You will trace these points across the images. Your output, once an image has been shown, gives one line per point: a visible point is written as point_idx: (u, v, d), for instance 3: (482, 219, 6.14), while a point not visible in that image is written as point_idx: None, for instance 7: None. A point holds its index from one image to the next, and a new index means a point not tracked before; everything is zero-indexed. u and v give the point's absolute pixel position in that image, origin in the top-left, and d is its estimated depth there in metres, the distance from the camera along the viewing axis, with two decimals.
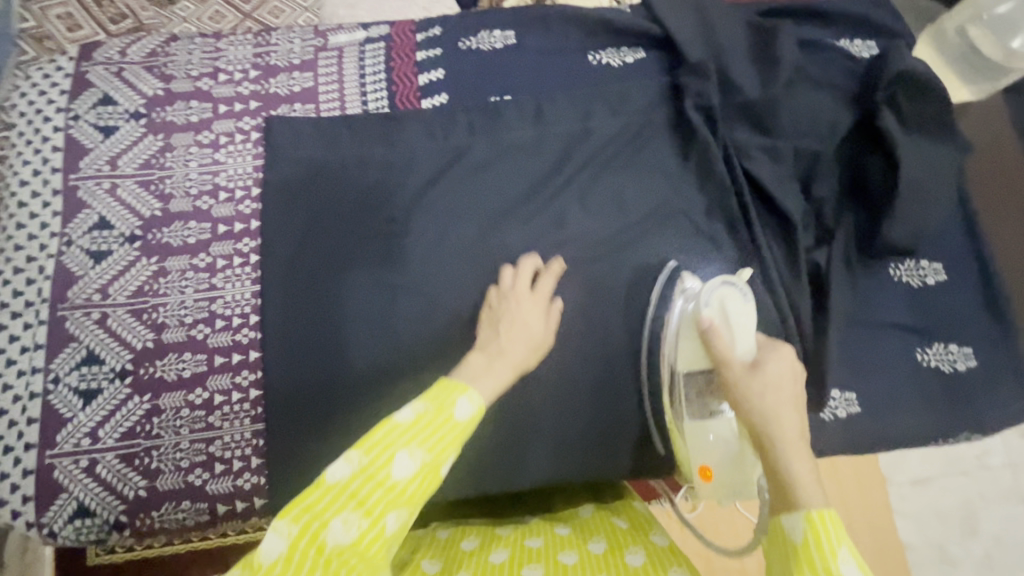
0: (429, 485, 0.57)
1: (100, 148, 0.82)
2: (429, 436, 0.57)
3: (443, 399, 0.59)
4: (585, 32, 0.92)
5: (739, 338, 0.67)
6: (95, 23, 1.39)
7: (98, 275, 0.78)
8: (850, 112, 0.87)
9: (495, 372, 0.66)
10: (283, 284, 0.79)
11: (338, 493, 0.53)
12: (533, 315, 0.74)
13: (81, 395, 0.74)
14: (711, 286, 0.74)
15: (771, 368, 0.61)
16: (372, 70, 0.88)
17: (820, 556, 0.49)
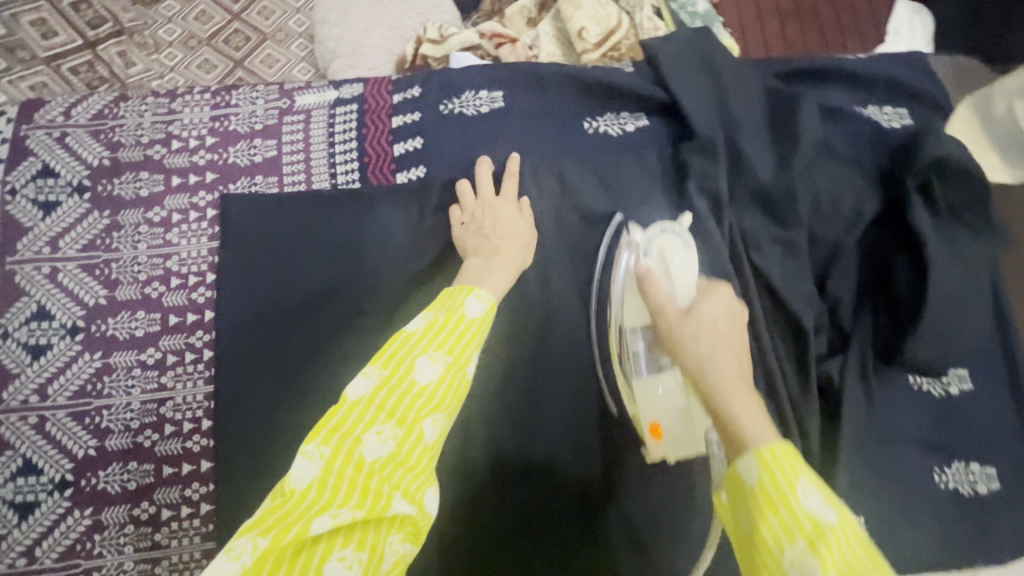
0: (461, 384, 0.54)
1: (40, 227, 0.74)
2: (445, 337, 0.55)
3: (452, 303, 0.58)
4: (582, 94, 0.83)
5: (675, 290, 0.63)
6: (71, 29, 1.29)
7: (35, 373, 0.71)
8: (874, 198, 0.77)
9: (494, 267, 0.67)
10: (237, 369, 0.73)
11: (364, 407, 0.50)
12: (510, 214, 0.74)
13: (18, 508, 0.68)
14: (649, 239, 0.69)
15: (706, 313, 0.57)
16: (342, 137, 0.79)
17: (785, 504, 0.42)
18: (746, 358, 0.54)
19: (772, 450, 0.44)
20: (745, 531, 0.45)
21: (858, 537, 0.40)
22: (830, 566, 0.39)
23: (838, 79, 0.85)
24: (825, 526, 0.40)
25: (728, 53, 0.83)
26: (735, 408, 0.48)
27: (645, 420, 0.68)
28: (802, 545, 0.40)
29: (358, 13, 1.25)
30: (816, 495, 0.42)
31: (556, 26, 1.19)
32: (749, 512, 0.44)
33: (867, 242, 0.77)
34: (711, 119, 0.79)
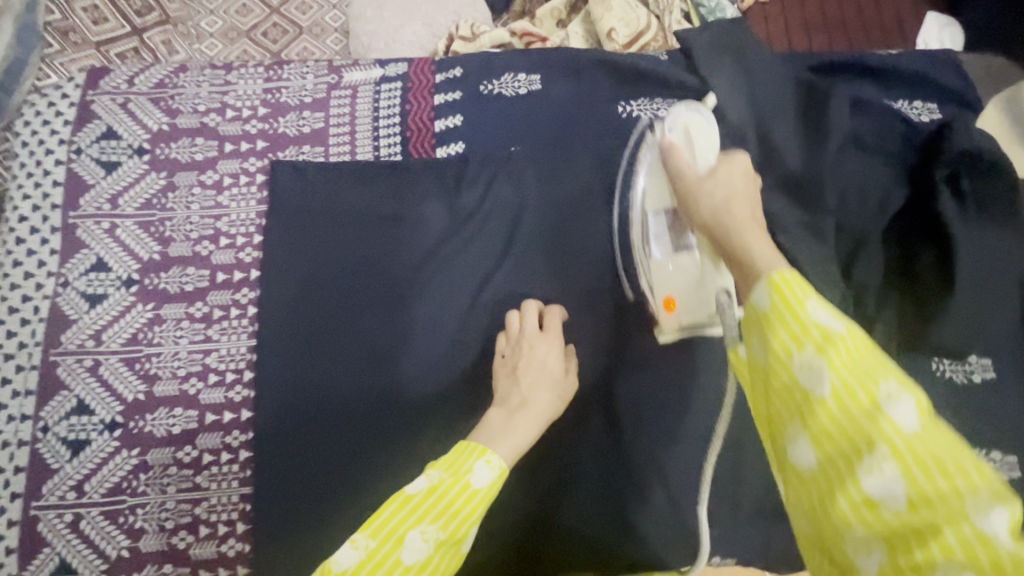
0: (445, 564, 0.55)
1: (102, 185, 0.79)
2: (442, 511, 0.55)
3: (458, 468, 0.58)
4: (617, 79, 0.86)
5: (698, 156, 0.64)
6: (121, 16, 1.36)
7: (92, 320, 0.75)
8: (901, 188, 0.79)
9: (514, 424, 0.66)
10: (281, 330, 0.77)
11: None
12: (549, 359, 0.73)
13: (70, 446, 0.72)
14: (679, 112, 0.69)
15: (726, 126, 0.64)
16: (386, 113, 0.83)
17: (793, 316, 0.41)
18: (758, 208, 0.57)
19: (783, 276, 0.43)
20: (757, 357, 0.45)
21: (862, 342, 0.41)
22: (838, 364, 0.39)
23: (868, 73, 0.86)
24: (834, 334, 0.40)
25: (760, 45, 0.85)
26: (758, 243, 0.50)
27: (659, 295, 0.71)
28: (811, 351, 0.41)
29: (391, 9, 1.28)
30: (824, 309, 0.41)
31: (586, 27, 1.22)
32: (759, 337, 0.44)
33: (896, 228, 0.78)
34: (742, 106, 0.81)
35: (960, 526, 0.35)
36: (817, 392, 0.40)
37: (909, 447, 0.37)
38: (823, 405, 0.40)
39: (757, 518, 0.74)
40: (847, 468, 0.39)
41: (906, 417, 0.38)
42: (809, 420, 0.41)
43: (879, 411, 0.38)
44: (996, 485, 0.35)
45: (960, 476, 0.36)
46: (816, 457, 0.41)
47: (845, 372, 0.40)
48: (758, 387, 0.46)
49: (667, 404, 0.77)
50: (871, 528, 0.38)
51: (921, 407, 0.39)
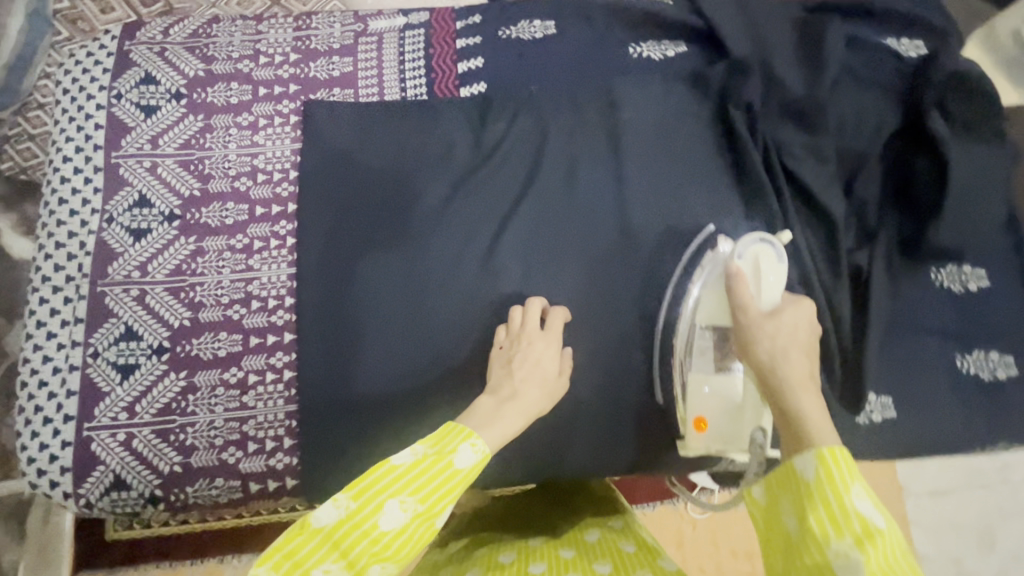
0: (420, 537, 0.56)
1: (142, 127, 0.83)
2: (423, 484, 0.56)
3: (444, 446, 0.59)
4: (626, 24, 0.92)
5: (762, 298, 0.69)
6: (127, 6, 1.39)
7: (137, 252, 0.78)
8: (895, 112, 0.85)
9: (502, 412, 0.66)
10: (317, 259, 0.80)
11: (324, 539, 0.52)
12: (546, 355, 0.74)
13: (120, 370, 0.75)
14: (748, 241, 0.73)
15: (785, 319, 0.65)
16: (412, 57, 0.88)
17: (835, 494, 0.50)
18: (814, 361, 0.64)
19: (833, 453, 0.52)
20: (789, 523, 0.53)
21: (899, 550, 0.48)
22: (873, 567, 0.46)
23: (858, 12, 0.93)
24: (874, 528, 0.48)
25: None
26: (810, 408, 0.58)
27: (690, 416, 0.77)
28: (849, 541, 0.48)
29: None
30: (865, 497, 0.50)
31: None
32: (794, 501, 0.53)
33: (890, 149, 0.84)
34: (745, 42, 0.87)
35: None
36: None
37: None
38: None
39: None
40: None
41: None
42: None
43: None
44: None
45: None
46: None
47: (879, 560, 0.47)
48: (781, 544, 0.55)
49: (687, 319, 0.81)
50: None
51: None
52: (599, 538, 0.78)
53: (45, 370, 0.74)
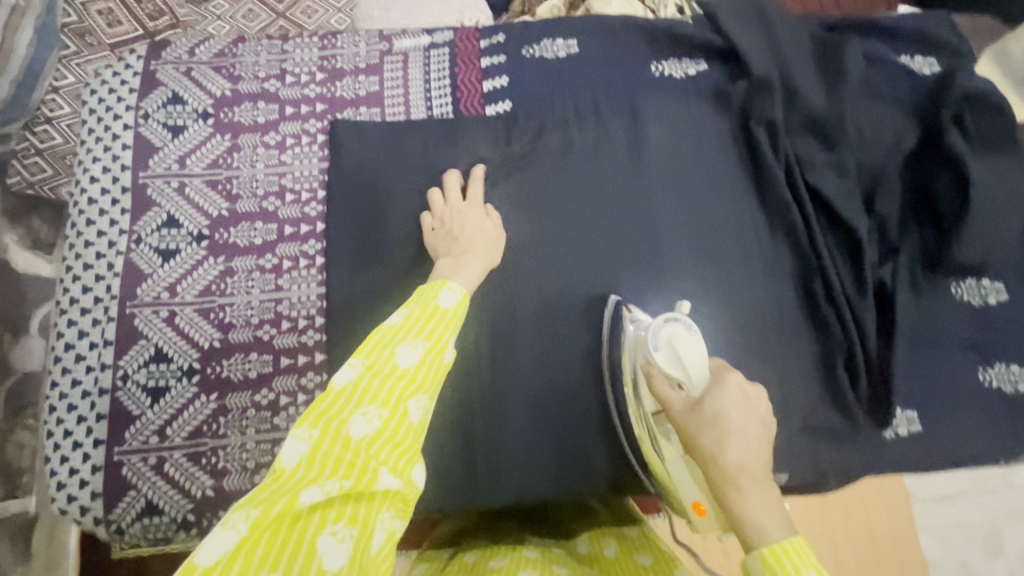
0: (437, 371, 0.59)
1: (169, 147, 0.82)
2: (422, 328, 0.60)
3: (426, 297, 0.64)
4: (647, 41, 0.93)
5: (685, 379, 0.66)
6: (134, 20, 1.46)
7: (166, 274, 0.78)
8: (913, 129, 0.86)
9: (461, 267, 0.73)
10: (345, 278, 0.80)
11: (349, 393, 0.54)
12: (483, 223, 0.79)
13: (150, 392, 0.74)
14: (656, 328, 0.71)
15: (709, 408, 0.62)
16: (437, 76, 0.88)
17: None
18: (771, 431, 0.61)
19: (775, 553, 0.51)
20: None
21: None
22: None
23: (873, 32, 0.95)
24: None
25: (778, 8, 0.93)
26: (746, 513, 0.54)
27: (687, 495, 0.68)
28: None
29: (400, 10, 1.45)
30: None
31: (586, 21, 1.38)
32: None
33: (911, 165, 0.85)
34: (767, 60, 0.88)
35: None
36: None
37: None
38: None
39: (806, 433, 0.79)
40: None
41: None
42: None
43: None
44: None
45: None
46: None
47: None
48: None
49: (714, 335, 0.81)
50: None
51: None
52: (617, 552, 0.75)
53: (74, 394, 0.74)
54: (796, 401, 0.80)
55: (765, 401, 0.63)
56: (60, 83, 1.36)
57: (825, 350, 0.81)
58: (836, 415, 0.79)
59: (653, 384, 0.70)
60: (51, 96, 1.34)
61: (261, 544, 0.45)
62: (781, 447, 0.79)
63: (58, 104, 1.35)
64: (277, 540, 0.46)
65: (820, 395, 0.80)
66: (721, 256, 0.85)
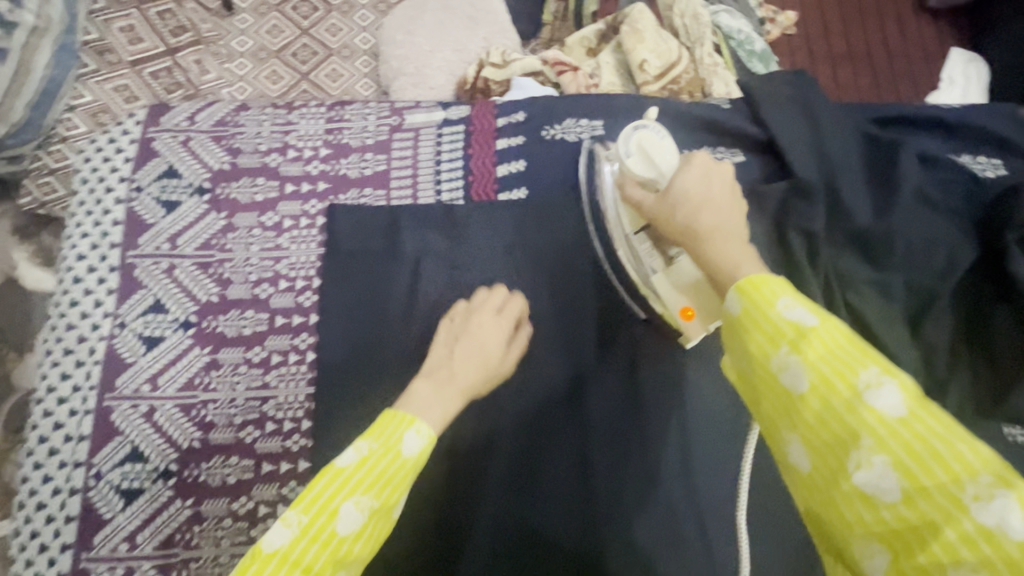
0: (378, 533, 0.52)
1: (161, 224, 0.78)
2: (374, 481, 0.51)
3: (388, 437, 0.54)
4: (679, 126, 0.85)
5: (655, 178, 0.63)
6: (156, 37, 1.46)
7: (148, 363, 0.74)
8: (970, 247, 0.77)
9: (438, 398, 0.61)
10: (333, 381, 0.74)
11: (281, 561, 0.47)
12: (492, 341, 0.69)
13: (123, 494, 0.70)
14: (624, 135, 0.66)
15: (677, 190, 0.58)
16: (449, 156, 0.82)
17: (764, 316, 0.44)
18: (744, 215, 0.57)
19: (750, 283, 0.46)
20: (742, 367, 0.47)
21: (841, 331, 0.42)
22: (814, 359, 0.41)
23: (932, 128, 0.86)
24: (807, 328, 0.42)
25: (826, 97, 0.85)
26: (719, 253, 0.52)
27: (676, 308, 0.68)
28: (786, 349, 0.42)
29: (424, 35, 1.40)
30: (796, 305, 0.43)
31: (616, 58, 1.32)
32: (741, 346, 0.46)
33: (965, 288, 0.77)
34: (810, 160, 0.80)
35: (959, 523, 0.34)
36: (797, 388, 0.41)
37: (892, 432, 0.37)
38: (805, 402, 0.41)
39: None
40: (838, 461, 0.39)
41: (889, 403, 0.38)
42: (805, 349, 0.41)
43: (860, 399, 0.39)
44: (992, 464, 0.34)
45: (949, 460, 0.35)
46: (812, 460, 0.41)
47: (818, 356, 0.41)
48: (747, 396, 0.48)
49: None
50: (870, 527, 0.38)
51: (907, 389, 0.38)
52: None
53: (45, 491, 0.70)
54: None
55: (731, 176, 0.60)
56: (77, 101, 1.38)
57: None
58: None
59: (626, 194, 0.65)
60: (68, 115, 1.36)
61: None
62: None
63: (73, 124, 1.36)
64: None
65: None
66: None
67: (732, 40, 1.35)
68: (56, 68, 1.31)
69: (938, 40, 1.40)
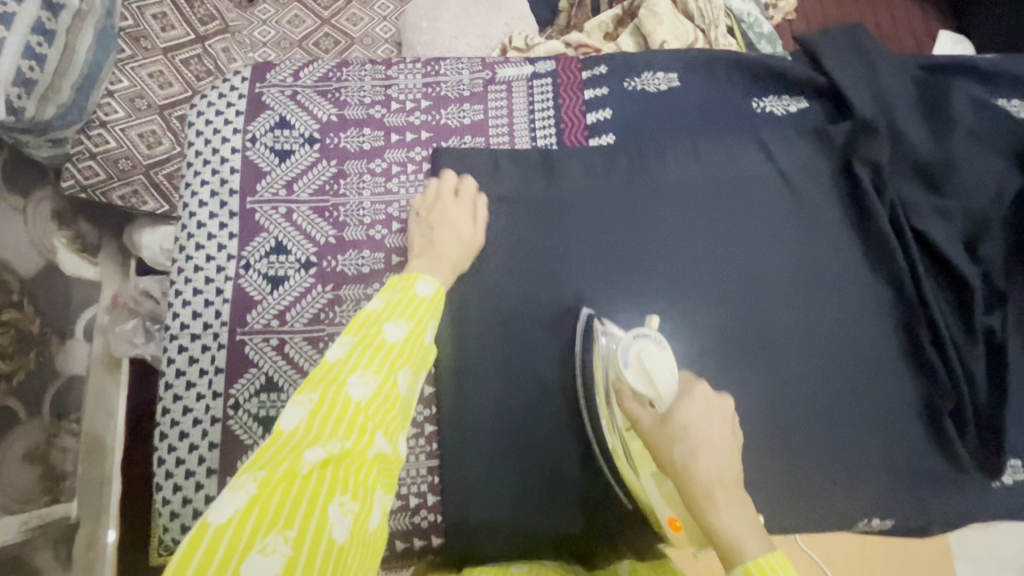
0: (419, 350, 0.64)
1: (276, 171, 0.82)
2: (405, 311, 0.65)
3: (406, 287, 0.69)
4: (746, 77, 0.93)
5: (653, 397, 0.66)
6: (186, 24, 1.34)
7: (275, 300, 0.78)
8: (1017, 175, 0.86)
9: (433, 269, 0.74)
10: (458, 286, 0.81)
11: (342, 364, 0.58)
12: (461, 220, 0.79)
13: (261, 422, 0.74)
14: (624, 346, 0.69)
15: (679, 422, 0.63)
16: (541, 106, 0.89)
17: None
18: (739, 456, 0.62)
19: (762, 567, 0.52)
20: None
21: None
22: None
23: (971, 74, 0.94)
24: None
25: (877, 47, 0.93)
26: (724, 525, 0.56)
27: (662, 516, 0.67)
28: None
29: (447, 22, 1.43)
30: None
31: (634, 38, 1.40)
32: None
33: (1014, 209, 0.84)
34: (870, 101, 0.88)
35: None
36: None
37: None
38: None
39: (909, 481, 0.79)
40: None
41: None
42: None
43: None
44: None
45: None
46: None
47: None
48: None
49: (814, 376, 0.82)
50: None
51: None
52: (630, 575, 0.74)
53: (185, 422, 0.74)
54: (898, 450, 0.80)
55: (728, 415, 0.64)
56: (114, 86, 1.25)
57: (928, 397, 0.80)
58: (942, 462, 0.79)
59: (624, 402, 0.68)
60: (106, 100, 1.23)
61: (279, 491, 0.48)
62: (880, 493, 0.79)
63: (113, 109, 1.24)
64: (292, 489, 0.49)
65: (920, 438, 0.80)
66: (822, 298, 0.85)
67: (742, 23, 1.43)
68: (97, 52, 1.19)
69: (924, 21, 1.51)
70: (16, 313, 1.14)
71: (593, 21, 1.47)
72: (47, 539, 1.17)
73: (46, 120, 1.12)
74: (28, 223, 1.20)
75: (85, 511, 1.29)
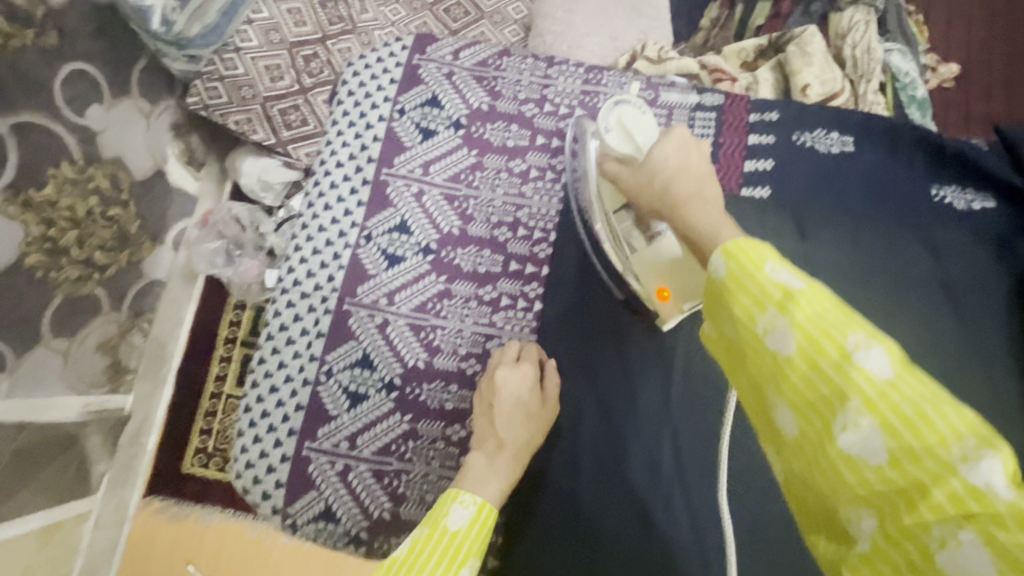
0: None
1: (416, 149, 0.80)
2: (428, 559, 0.54)
3: (435, 517, 0.59)
4: (931, 159, 0.84)
5: (634, 152, 0.63)
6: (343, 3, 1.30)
7: (388, 279, 0.77)
8: None
9: (491, 473, 0.65)
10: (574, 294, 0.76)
11: None
12: (529, 399, 0.69)
13: (349, 396, 0.73)
14: (604, 114, 0.65)
15: (654, 163, 0.58)
16: (699, 140, 0.84)
17: (749, 276, 0.40)
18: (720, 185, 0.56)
19: (737, 243, 0.42)
20: (726, 331, 0.43)
21: (830, 297, 0.38)
22: (801, 320, 0.37)
23: None
24: (796, 291, 0.38)
25: None
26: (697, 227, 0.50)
27: (653, 288, 0.67)
28: (772, 311, 0.38)
29: (584, 16, 1.28)
30: (782, 269, 0.39)
31: (775, 75, 1.26)
32: (726, 312, 0.42)
33: None
34: None
35: (849, 404, 0.34)
36: (783, 351, 0.37)
37: (878, 396, 0.33)
38: (790, 366, 0.37)
39: None
40: (823, 424, 0.35)
41: (878, 365, 0.34)
42: (784, 389, 0.38)
43: (848, 359, 0.34)
44: (976, 426, 0.31)
45: (937, 421, 0.31)
46: (800, 425, 0.37)
47: (808, 327, 0.36)
48: (735, 363, 0.43)
49: None
50: (855, 490, 0.34)
51: (896, 355, 0.34)
52: None
53: (278, 376, 0.75)
54: None
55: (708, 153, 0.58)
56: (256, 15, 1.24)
57: None
58: None
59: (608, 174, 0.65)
60: (244, 27, 1.22)
61: None
62: None
63: (247, 37, 1.23)
64: None
65: None
66: None
67: (896, 81, 1.26)
68: None
69: None
70: (120, 211, 1.15)
71: (734, 48, 1.35)
72: (100, 428, 1.18)
73: (189, 37, 1.12)
74: (150, 128, 1.22)
75: (135, 411, 1.29)
